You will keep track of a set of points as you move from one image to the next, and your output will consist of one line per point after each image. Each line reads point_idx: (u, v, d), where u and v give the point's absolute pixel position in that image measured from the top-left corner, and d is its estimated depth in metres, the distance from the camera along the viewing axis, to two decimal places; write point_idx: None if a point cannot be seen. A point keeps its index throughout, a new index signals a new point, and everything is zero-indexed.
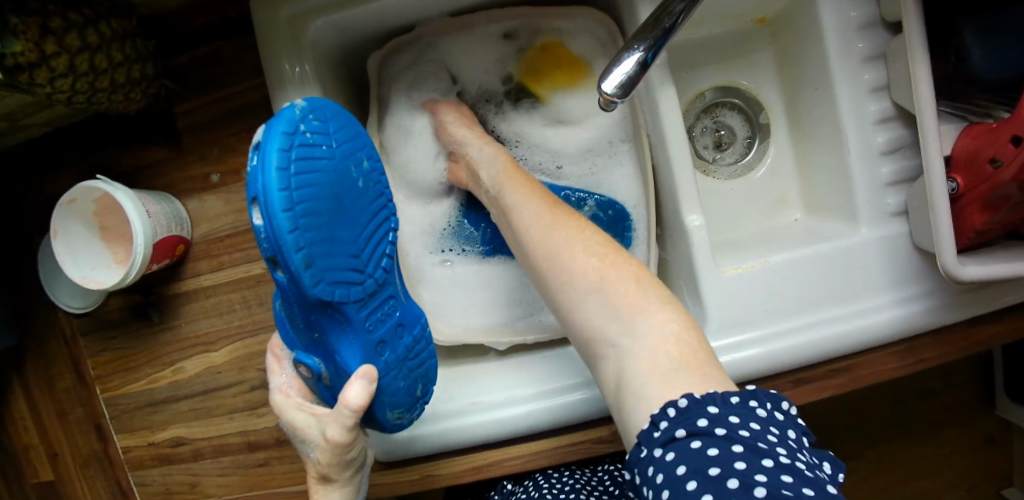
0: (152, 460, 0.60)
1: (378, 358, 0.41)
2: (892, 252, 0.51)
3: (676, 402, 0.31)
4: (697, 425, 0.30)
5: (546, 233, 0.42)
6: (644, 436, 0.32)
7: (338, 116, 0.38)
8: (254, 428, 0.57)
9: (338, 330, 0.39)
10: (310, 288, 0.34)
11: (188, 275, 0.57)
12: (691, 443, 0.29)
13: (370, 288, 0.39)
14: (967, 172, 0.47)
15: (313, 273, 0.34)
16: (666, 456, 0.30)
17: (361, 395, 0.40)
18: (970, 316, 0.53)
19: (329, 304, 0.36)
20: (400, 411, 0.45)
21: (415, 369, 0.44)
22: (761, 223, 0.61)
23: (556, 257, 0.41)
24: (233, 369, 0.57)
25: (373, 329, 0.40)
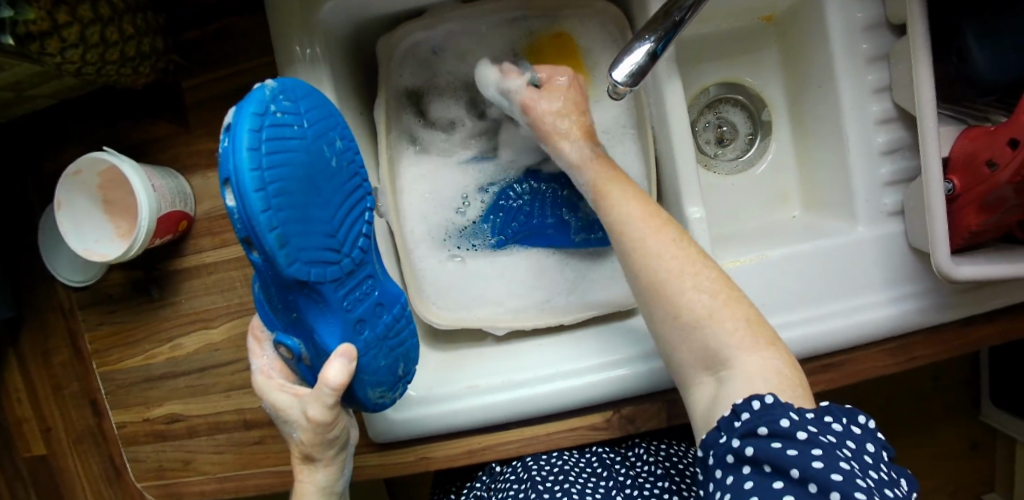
0: (146, 437, 0.59)
1: (357, 337, 0.41)
2: (885, 251, 0.52)
3: (763, 399, 0.34)
4: (779, 426, 0.32)
5: (662, 254, 0.41)
6: (725, 423, 0.34)
7: (309, 96, 0.37)
8: (251, 406, 0.57)
9: (317, 311, 0.38)
10: (285, 267, 0.34)
11: (191, 251, 0.57)
12: (772, 442, 0.32)
13: (347, 267, 0.38)
14: (964, 174, 0.49)
15: (287, 253, 0.34)
16: (745, 449, 0.33)
17: (341, 373, 0.40)
18: (963, 316, 0.54)
19: (306, 284, 0.36)
20: (382, 390, 0.45)
21: (395, 349, 0.44)
22: (760, 218, 0.62)
23: (674, 286, 0.40)
24: (232, 347, 0.57)
25: (351, 308, 0.40)
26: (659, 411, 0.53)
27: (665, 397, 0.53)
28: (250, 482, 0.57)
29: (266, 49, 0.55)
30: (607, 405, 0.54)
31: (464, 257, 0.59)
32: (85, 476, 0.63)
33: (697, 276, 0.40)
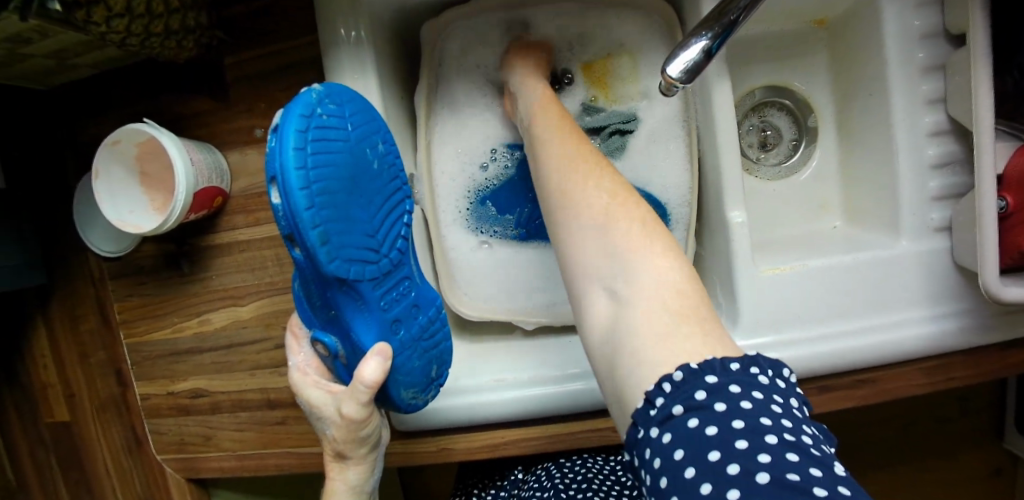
0: (169, 410, 0.60)
1: (393, 337, 0.40)
2: (928, 269, 0.51)
3: (669, 380, 0.29)
4: (695, 400, 0.27)
5: (576, 166, 0.40)
6: (642, 414, 0.29)
7: (354, 101, 0.38)
8: (276, 386, 0.57)
9: (356, 310, 0.38)
10: (326, 265, 0.34)
11: (224, 228, 0.57)
12: (687, 420, 0.27)
13: (384, 268, 0.38)
14: (1019, 191, 0.47)
15: (329, 251, 0.33)
16: (663, 439, 0.28)
17: (376, 372, 0.39)
18: (1003, 339, 0.52)
19: (345, 282, 0.35)
20: (415, 391, 0.44)
21: (428, 350, 0.43)
22: (800, 227, 0.61)
23: (580, 186, 0.38)
24: (259, 325, 0.57)
25: (387, 309, 0.39)
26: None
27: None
28: (269, 462, 0.57)
29: (308, 28, 0.54)
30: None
31: (493, 244, 0.58)
32: (106, 448, 0.63)
33: (602, 177, 0.38)
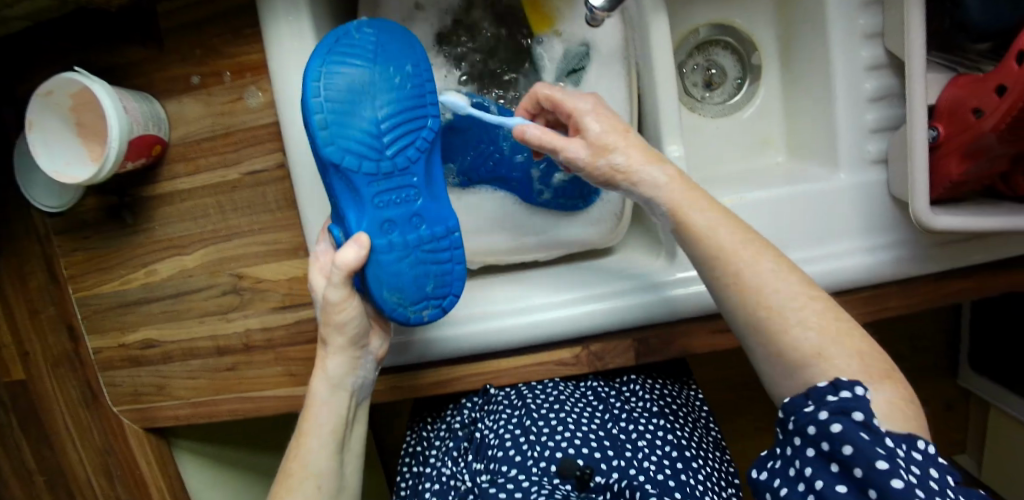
0: (121, 362, 0.61)
1: (383, 235, 0.45)
2: (866, 197, 0.53)
3: (849, 388, 0.37)
4: (864, 418, 0.36)
5: (764, 287, 0.41)
6: (815, 393, 0.38)
7: (394, 34, 0.45)
8: (223, 332, 0.58)
9: (348, 199, 0.44)
10: (321, 147, 0.42)
11: (164, 177, 0.57)
12: (853, 414, 0.36)
13: (385, 170, 0.44)
14: (950, 122, 0.48)
15: (327, 135, 0.42)
16: (820, 414, 0.37)
17: (353, 255, 0.43)
18: (945, 269, 0.55)
19: (339, 168, 0.43)
20: (402, 299, 0.46)
21: (424, 263, 0.46)
22: (743, 164, 0.62)
23: (779, 324, 0.41)
24: (204, 273, 0.58)
25: (382, 207, 0.44)
26: (627, 348, 0.58)
27: (634, 335, 0.58)
28: (222, 406, 0.60)
29: None
30: (577, 343, 0.59)
31: None
32: (63, 402, 0.61)
33: (805, 310, 0.41)
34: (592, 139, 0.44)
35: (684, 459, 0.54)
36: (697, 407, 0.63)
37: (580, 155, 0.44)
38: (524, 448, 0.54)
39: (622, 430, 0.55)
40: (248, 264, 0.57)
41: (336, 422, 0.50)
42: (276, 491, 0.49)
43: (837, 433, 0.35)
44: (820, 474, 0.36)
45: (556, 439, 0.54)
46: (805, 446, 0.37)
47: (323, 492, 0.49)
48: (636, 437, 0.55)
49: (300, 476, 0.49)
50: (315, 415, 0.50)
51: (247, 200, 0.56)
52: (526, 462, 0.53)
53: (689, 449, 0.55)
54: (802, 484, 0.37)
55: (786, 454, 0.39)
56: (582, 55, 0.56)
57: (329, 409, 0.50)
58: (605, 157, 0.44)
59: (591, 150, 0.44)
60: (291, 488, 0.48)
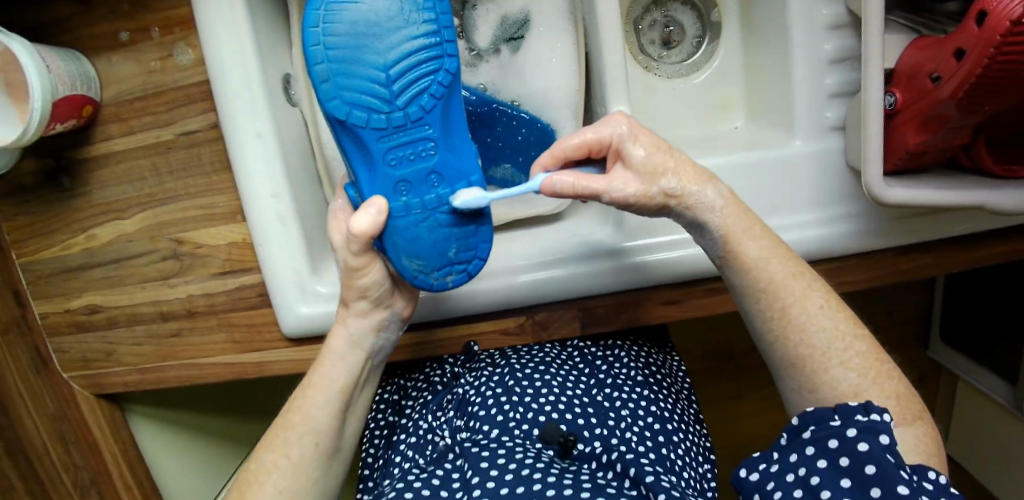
0: (69, 327, 0.62)
1: (399, 197, 0.40)
2: (821, 167, 0.53)
3: (878, 412, 0.39)
4: (889, 442, 0.38)
5: (808, 326, 0.46)
6: (844, 410, 0.40)
7: None
8: (166, 298, 0.61)
9: (359, 160, 0.40)
10: (324, 101, 0.38)
11: (99, 138, 0.56)
12: (878, 436, 0.38)
13: (395, 123, 0.38)
14: (908, 87, 0.45)
15: (327, 88, 0.38)
16: (847, 432, 0.39)
17: (368, 222, 0.40)
18: (899, 244, 0.55)
19: (344, 124, 0.39)
20: (422, 266, 0.42)
21: (445, 227, 0.41)
22: (702, 127, 0.63)
23: (820, 362, 0.46)
24: (144, 238, 0.59)
25: (395, 166, 0.39)
26: (573, 318, 0.62)
27: (578, 305, 0.62)
28: (168, 374, 0.63)
29: None
30: (522, 312, 0.63)
31: None
32: (18, 375, 0.58)
33: (848, 352, 0.46)
34: (639, 167, 0.45)
35: (665, 430, 0.58)
36: (678, 376, 0.67)
37: (629, 190, 0.44)
38: (506, 409, 0.57)
39: (606, 397, 0.59)
40: (186, 229, 0.59)
41: (349, 381, 0.49)
42: (272, 440, 0.48)
43: (863, 452, 0.37)
44: (829, 484, 0.37)
45: (540, 403, 0.57)
46: (818, 457, 0.39)
47: (321, 449, 0.48)
48: (620, 406, 0.58)
49: (300, 430, 0.48)
50: (328, 371, 0.49)
51: (182, 161, 0.56)
52: (508, 422, 0.56)
53: (670, 422, 0.59)
54: (802, 488, 0.38)
55: (790, 461, 0.40)
56: (521, 22, 0.61)
57: (343, 366, 0.49)
58: (656, 183, 0.45)
59: (641, 179, 0.45)
60: (287, 439, 0.47)
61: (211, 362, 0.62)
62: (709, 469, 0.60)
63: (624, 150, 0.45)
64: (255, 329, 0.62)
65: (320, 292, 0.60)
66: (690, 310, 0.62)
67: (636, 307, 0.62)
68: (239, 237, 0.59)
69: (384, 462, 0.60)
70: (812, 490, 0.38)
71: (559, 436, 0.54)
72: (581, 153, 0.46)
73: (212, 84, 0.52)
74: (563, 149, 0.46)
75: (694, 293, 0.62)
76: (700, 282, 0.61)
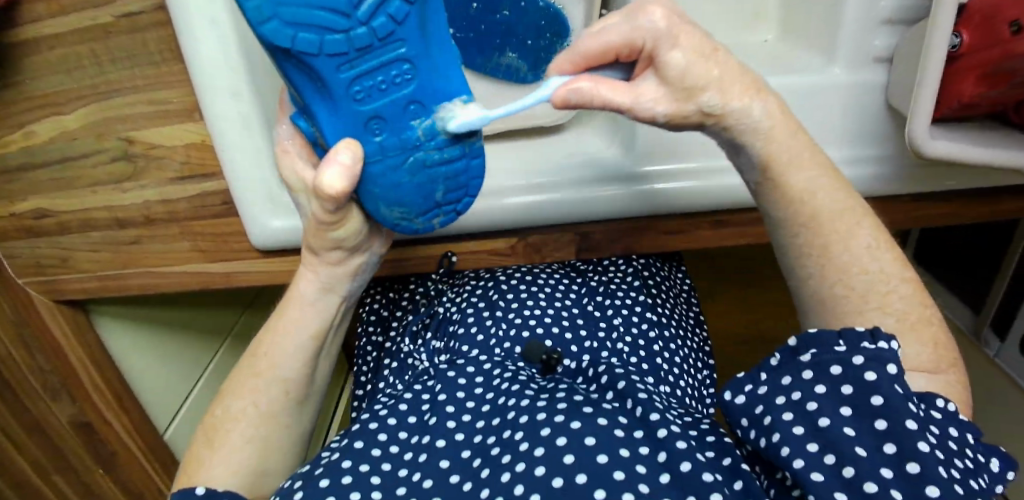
0: (17, 233, 0.58)
1: (372, 136, 0.35)
2: (857, 102, 0.48)
3: (886, 340, 0.36)
4: (896, 373, 0.35)
5: (841, 272, 0.42)
6: (851, 336, 0.37)
7: None
8: (120, 204, 0.56)
9: (316, 92, 0.33)
10: (256, 24, 0.28)
11: (23, 18, 0.46)
12: (887, 365, 0.35)
13: (359, 45, 0.29)
14: (978, 29, 0.39)
15: (257, 4, 0.27)
16: (854, 358, 0.36)
17: (341, 175, 0.35)
18: (919, 190, 0.52)
19: (290, 53, 0.29)
20: (403, 212, 0.40)
21: (430, 167, 0.37)
22: (729, 37, 0.57)
23: (855, 305, 0.42)
24: (88, 136, 0.52)
25: (363, 99, 0.33)
26: (569, 242, 0.59)
27: (576, 230, 0.58)
28: (130, 281, 0.60)
29: None
30: (513, 233, 0.59)
31: None
32: None
33: (889, 296, 0.42)
34: (675, 81, 0.36)
35: (662, 337, 0.58)
36: (677, 280, 0.68)
37: (662, 109, 0.37)
38: (488, 327, 0.56)
39: (597, 306, 0.59)
40: (136, 127, 0.51)
41: (320, 325, 0.49)
42: (240, 387, 0.48)
43: (869, 381, 0.35)
44: (828, 411, 0.35)
45: (523, 317, 0.56)
46: (816, 383, 0.36)
47: (292, 397, 0.49)
48: (612, 314, 0.58)
49: (268, 378, 0.48)
50: (298, 316, 0.49)
51: (125, 48, 0.47)
52: (489, 342, 0.55)
53: (667, 329, 0.60)
54: (792, 411, 0.36)
55: (782, 384, 0.37)
56: None
57: (316, 311, 0.49)
58: (694, 101, 0.37)
59: (675, 97, 0.37)
60: (256, 388, 0.47)
61: (176, 270, 0.60)
62: (709, 375, 0.63)
63: (658, 58, 0.36)
64: (222, 239, 0.58)
65: (292, 205, 0.55)
66: (696, 241, 0.60)
67: (636, 235, 0.59)
68: (197, 138, 0.52)
69: (373, 386, 0.60)
70: (807, 418, 0.35)
71: (541, 354, 0.53)
72: (604, 56, 0.37)
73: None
74: (584, 52, 0.37)
75: (700, 224, 0.59)
76: (706, 214, 0.58)
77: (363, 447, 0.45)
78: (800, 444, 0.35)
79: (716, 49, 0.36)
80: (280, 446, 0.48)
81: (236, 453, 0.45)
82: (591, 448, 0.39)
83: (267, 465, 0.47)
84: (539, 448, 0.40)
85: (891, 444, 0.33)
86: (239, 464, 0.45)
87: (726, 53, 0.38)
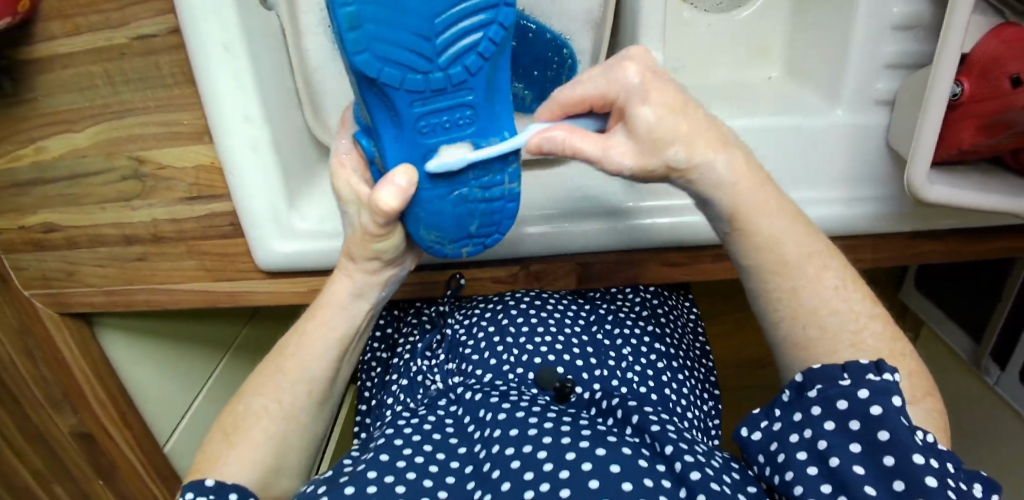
0: (25, 244, 0.59)
1: (428, 169, 0.36)
2: (858, 144, 0.49)
3: (890, 371, 0.36)
4: (897, 405, 0.35)
5: (821, 309, 0.42)
6: (854, 369, 0.37)
7: None
8: (129, 221, 0.57)
9: (387, 120, 0.34)
10: (351, 54, 0.30)
11: (39, 37, 0.47)
12: (892, 398, 0.35)
13: (435, 87, 0.31)
14: (979, 79, 0.40)
15: (356, 38, 0.29)
16: (858, 393, 0.36)
17: (395, 195, 0.35)
18: (915, 230, 0.52)
19: (375, 83, 0.31)
20: (440, 237, 0.40)
21: (471, 202, 0.38)
22: (736, 73, 0.59)
23: (828, 345, 0.41)
24: (99, 155, 0.53)
25: (427, 134, 0.34)
26: (571, 271, 0.60)
27: (576, 260, 0.60)
28: (136, 296, 0.62)
29: None
30: (515, 262, 0.61)
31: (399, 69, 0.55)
32: None
33: (861, 333, 0.41)
34: (642, 136, 0.38)
35: (670, 369, 0.59)
36: (683, 309, 0.68)
37: (625, 159, 0.39)
38: (499, 352, 0.56)
39: (606, 335, 0.59)
40: (146, 147, 0.52)
41: (347, 331, 0.50)
42: (264, 386, 0.48)
43: (876, 416, 0.35)
44: (838, 451, 0.35)
45: (534, 344, 0.56)
46: (825, 418, 0.37)
47: (314, 397, 0.49)
48: (622, 344, 0.58)
49: (293, 378, 0.48)
50: (326, 319, 0.49)
51: (138, 70, 0.48)
52: (502, 366, 0.55)
53: (675, 360, 0.60)
54: (807, 450, 0.37)
55: (794, 420, 0.38)
56: None
57: (346, 317, 0.50)
58: (660, 155, 0.38)
59: (641, 149, 0.38)
60: (280, 386, 0.48)
61: (181, 286, 0.60)
62: (714, 406, 0.63)
63: (629, 111, 0.38)
64: (228, 258, 0.58)
65: (297, 228, 0.56)
66: (695, 274, 0.60)
67: (634, 266, 0.60)
68: (206, 160, 0.53)
69: (378, 403, 0.61)
70: (819, 457, 0.36)
71: (554, 381, 0.53)
72: (581, 107, 0.41)
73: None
74: (564, 103, 0.41)
75: (699, 257, 0.59)
76: (707, 247, 0.59)
77: (388, 459, 0.45)
78: (813, 483, 0.36)
79: (686, 103, 0.38)
80: (294, 446, 0.47)
81: (254, 450, 0.45)
82: (615, 475, 0.39)
83: (281, 462, 0.46)
84: (564, 470, 0.40)
85: (899, 481, 0.33)
86: (256, 458, 0.45)
87: (695, 108, 0.39)
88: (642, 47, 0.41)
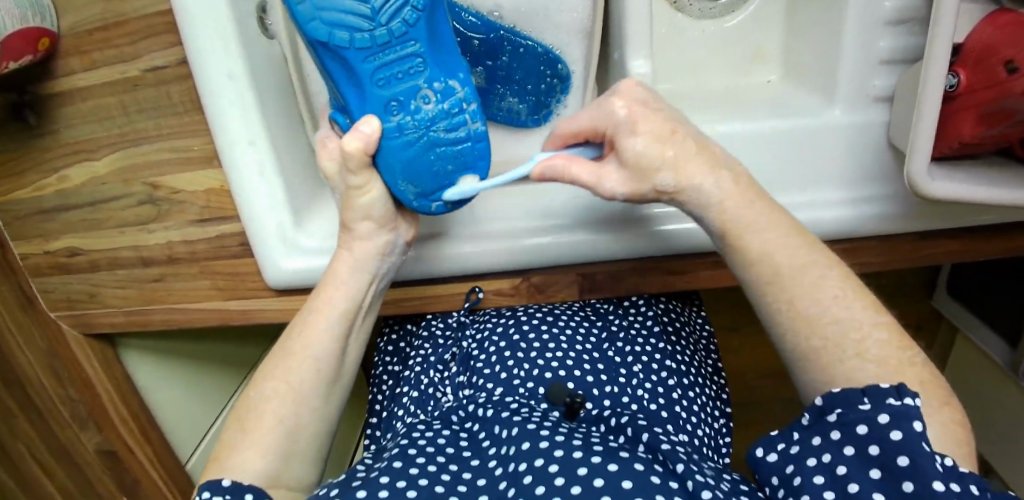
0: (51, 268, 0.62)
1: (392, 119, 0.40)
2: (857, 141, 0.48)
3: (912, 397, 0.34)
4: (918, 428, 0.33)
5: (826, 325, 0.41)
6: (876, 393, 0.35)
7: None
8: (146, 244, 0.59)
9: (346, 80, 0.40)
10: (303, 24, 0.37)
11: (60, 72, 0.50)
12: (912, 422, 0.33)
13: (380, 40, 0.37)
14: (974, 69, 0.41)
15: (306, 9, 0.36)
16: (878, 417, 0.34)
17: (359, 140, 0.40)
18: (924, 228, 0.50)
19: (327, 46, 0.38)
20: (419, 187, 0.43)
21: (440, 147, 0.40)
22: (733, 79, 0.61)
23: (845, 352, 0.39)
24: (118, 181, 0.55)
25: (384, 85, 0.39)
26: (572, 282, 0.60)
27: (578, 271, 0.59)
28: (155, 316, 0.64)
29: None
30: (517, 273, 0.60)
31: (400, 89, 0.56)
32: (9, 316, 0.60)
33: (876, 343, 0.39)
34: (633, 162, 0.41)
35: (682, 385, 0.58)
36: (696, 326, 0.67)
37: (621, 186, 0.42)
38: (510, 366, 0.56)
39: (617, 352, 0.58)
40: (161, 173, 0.54)
41: (347, 306, 0.50)
42: (273, 370, 0.48)
43: (895, 441, 0.33)
44: (856, 476, 0.34)
45: (546, 358, 0.56)
46: (844, 444, 0.35)
47: (321, 377, 0.49)
48: (633, 361, 0.58)
49: (298, 360, 0.48)
50: (329, 296, 0.50)
51: (151, 100, 0.51)
52: (512, 380, 0.55)
53: (688, 377, 0.59)
54: (823, 475, 0.35)
55: (813, 444, 0.37)
56: None
57: (346, 293, 0.50)
58: (649, 181, 0.42)
59: (633, 175, 0.42)
60: (288, 371, 0.48)
61: (196, 306, 0.62)
62: (726, 424, 0.61)
63: (619, 142, 0.41)
64: (240, 277, 0.60)
65: (299, 245, 0.57)
66: (700, 282, 0.60)
67: (636, 275, 0.59)
68: (215, 183, 0.55)
69: (388, 414, 0.61)
70: (836, 483, 0.35)
71: (564, 396, 0.52)
72: (579, 137, 0.45)
73: (177, 20, 0.46)
74: (567, 131, 0.45)
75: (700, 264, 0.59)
76: (706, 254, 0.58)
77: (401, 466, 0.44)
78: None
79: (673, 132, 0.41)
80: (306, 431, 0.48)
81: (265, 437, 0.46)
82: (627, 490, 0.39)
83: (294, 448, 0.47)
84: (575, 486, 0.40)
85: None
86: (268, 447, 0.45)
87: (684, 137, 0.42)
88: (635, 81, 0.44)
